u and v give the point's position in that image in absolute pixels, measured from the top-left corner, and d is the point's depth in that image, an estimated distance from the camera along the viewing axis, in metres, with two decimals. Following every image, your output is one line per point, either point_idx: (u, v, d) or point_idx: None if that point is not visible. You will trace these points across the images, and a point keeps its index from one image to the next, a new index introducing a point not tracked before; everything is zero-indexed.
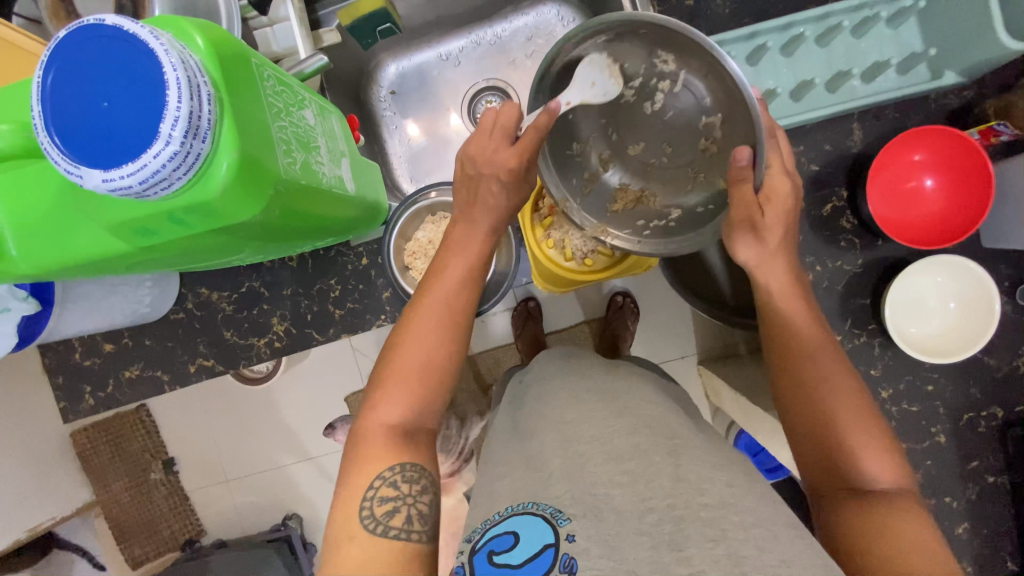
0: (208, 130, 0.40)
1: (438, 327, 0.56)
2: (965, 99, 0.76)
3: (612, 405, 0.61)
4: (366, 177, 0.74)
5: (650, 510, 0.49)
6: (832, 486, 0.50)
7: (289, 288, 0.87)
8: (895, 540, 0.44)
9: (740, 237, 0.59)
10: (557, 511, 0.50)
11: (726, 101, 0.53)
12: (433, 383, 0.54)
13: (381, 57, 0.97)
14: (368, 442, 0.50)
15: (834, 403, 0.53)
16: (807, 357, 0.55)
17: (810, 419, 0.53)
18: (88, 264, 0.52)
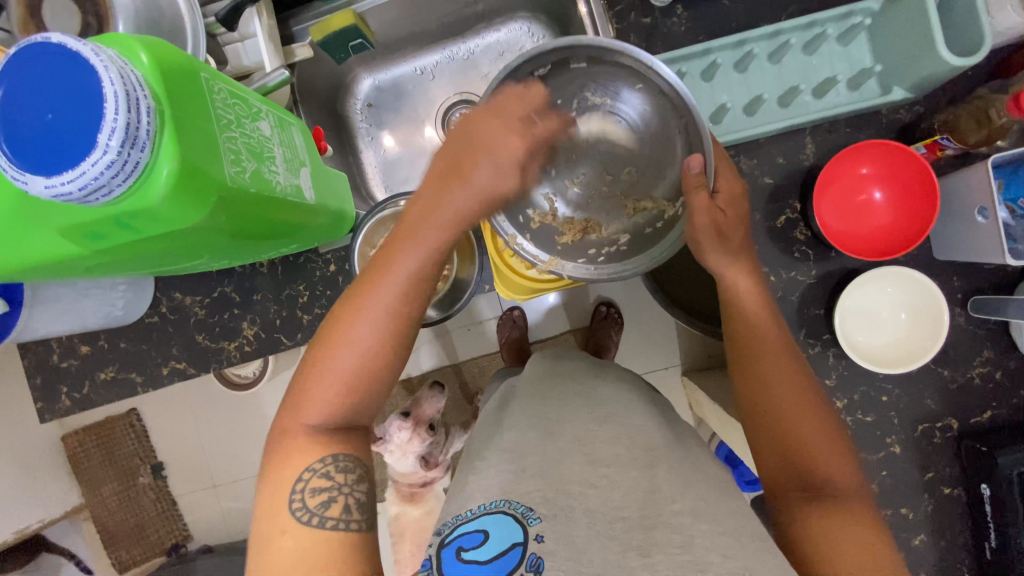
0: (147, 141, 0.43)
1: (374, 317, 0.52)
2: (915, 114, 0.77)
3: (596, 412, 0.62)
4: (328, 186, 0.77)
5: (621, 519, 0.50)
6: (786, 490, 0.51)
7: (260, 294, 0.89)
8: (838, 543, 0.45)
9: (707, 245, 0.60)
10: (528, 511, 0.50)
11: (658, 127, 0.64)
12: (371, 375, 0.52)
13: (357, 71, 1.01)
14: (289, 439, 0.49)
15: (791, 411, 0.54)
16: (769, 362, 0.56)
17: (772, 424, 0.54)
18: (42, 265, 0.54)
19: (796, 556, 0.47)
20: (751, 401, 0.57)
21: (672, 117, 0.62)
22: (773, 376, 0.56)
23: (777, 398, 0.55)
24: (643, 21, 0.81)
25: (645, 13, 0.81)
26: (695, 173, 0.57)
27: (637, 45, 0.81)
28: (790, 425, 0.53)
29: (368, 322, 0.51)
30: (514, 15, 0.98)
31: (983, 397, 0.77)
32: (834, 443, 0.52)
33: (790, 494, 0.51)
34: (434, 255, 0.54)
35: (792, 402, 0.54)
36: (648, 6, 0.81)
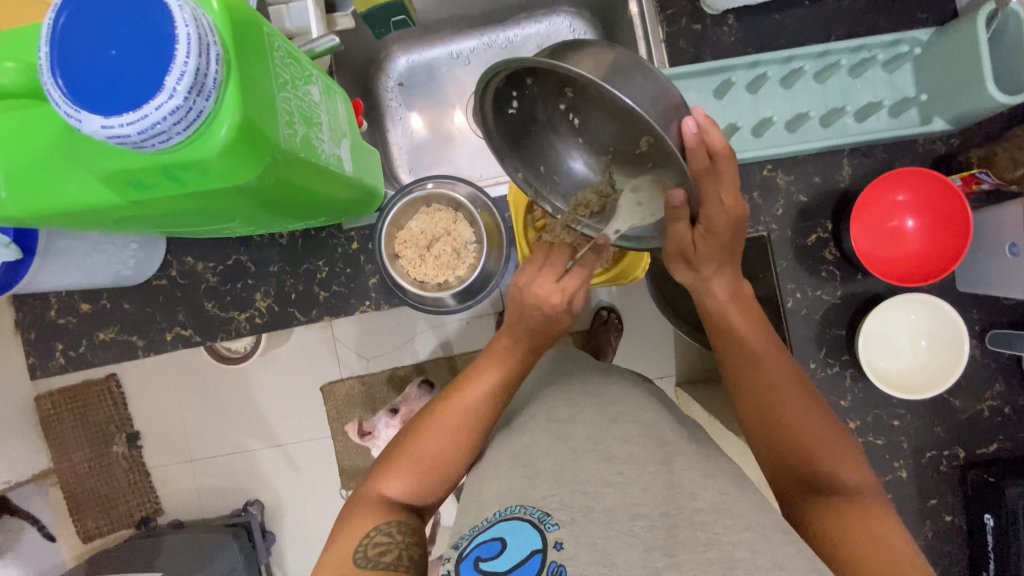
0: (213, 90, 0.41)
1: (456, 428, 0.60)
2: (951, 147, 0.78)
3: (605, 409, 0.61)
4: (364, 162, 0.75)
5: (642, 516, 0.50)
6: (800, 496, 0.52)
7: (275, 265, 0.87)
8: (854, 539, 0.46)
9: (676, 264, 0.65)
10: (546, 516, 0.50)
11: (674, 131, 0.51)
12: (436, 474, 0.59)
13: (393, 49, 0.99)
14: (367, 504, 0.56)
15: (785, 410, 0.56)
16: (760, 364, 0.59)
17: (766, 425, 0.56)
18: (78, 214, 0.51)
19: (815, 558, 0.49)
20: (746, 405, 0.58)
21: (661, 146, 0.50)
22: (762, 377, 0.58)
23: (771, 399, 0.56)
24: (695, 27, 0.81)
25: (697, 19, 0.81)
26: (678, 206, 0.56)
27: (686, 50, 0.81)
28: (784, 424, 0.55)
29: (449, 432, 0.60)
30: (557, 8, 0.97)
31: (989, 430, 0.79)
32: (834, 436, 0.54)
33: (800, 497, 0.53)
34: (509, 378, 0.64)
35: (786, 401, 0.56)
36: (699, 12, 0.81)
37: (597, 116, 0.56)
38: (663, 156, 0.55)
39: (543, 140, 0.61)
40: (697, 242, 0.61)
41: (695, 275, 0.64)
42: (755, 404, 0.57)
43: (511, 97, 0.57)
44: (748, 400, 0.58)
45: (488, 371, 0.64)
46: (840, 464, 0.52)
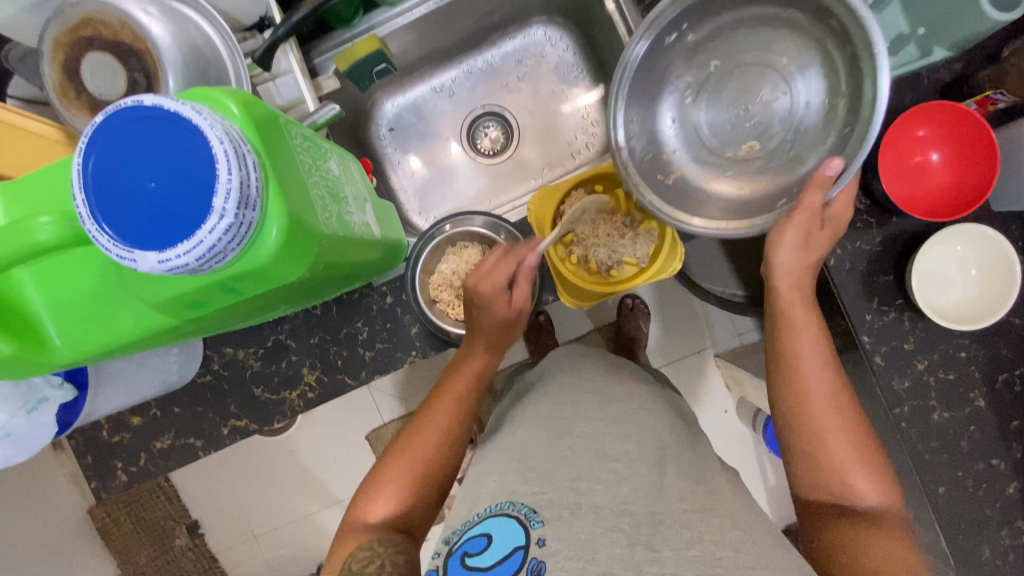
0: (258, 198, 0.40)
1: (434, 437, 0.63)
2: (956, 73, 0.78)
3: (604, 408, 0.64)
4: (387, 218, 0.75)
5: (629, 513, 0.52)
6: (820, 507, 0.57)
7: (315, 336, 0.86)
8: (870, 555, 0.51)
9: (788, 236, 0.62)
10: (531, 512, 0.52)
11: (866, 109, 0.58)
12: (424, 484, 0.60)
13: (377, 97, 0.98)
14: (354, 526, 0.57)
15: (821, 426, 0.58)
16: (805, 375, 0.60)
17: (802, 437, 0.59)
18: (136, 343, 0.51)
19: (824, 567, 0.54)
20: (786, 407, 0.61)
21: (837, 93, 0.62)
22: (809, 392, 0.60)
23: (808, 412, 0.59)
24: None
25: None
26: (832, 173, 0.59)
27: None
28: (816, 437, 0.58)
29: (426, 438, 0.62)
30: (530, 20, 0.97)
31: None
32: (873, 464, 0.57)
33: (820, 508, 0.57)
34: (472, 388, 0.67)
35: (824, 418, 0.58)
36: None
37: (718, 94, 0.68)
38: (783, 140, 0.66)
39: (664, 122, 0.70)
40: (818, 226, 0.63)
41: (798, 259, 0.63)
42: (793, 409, 0.60)
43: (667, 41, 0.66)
44: (789, 406, 0.61)
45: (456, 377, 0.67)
46: (867, 491, 0.55)
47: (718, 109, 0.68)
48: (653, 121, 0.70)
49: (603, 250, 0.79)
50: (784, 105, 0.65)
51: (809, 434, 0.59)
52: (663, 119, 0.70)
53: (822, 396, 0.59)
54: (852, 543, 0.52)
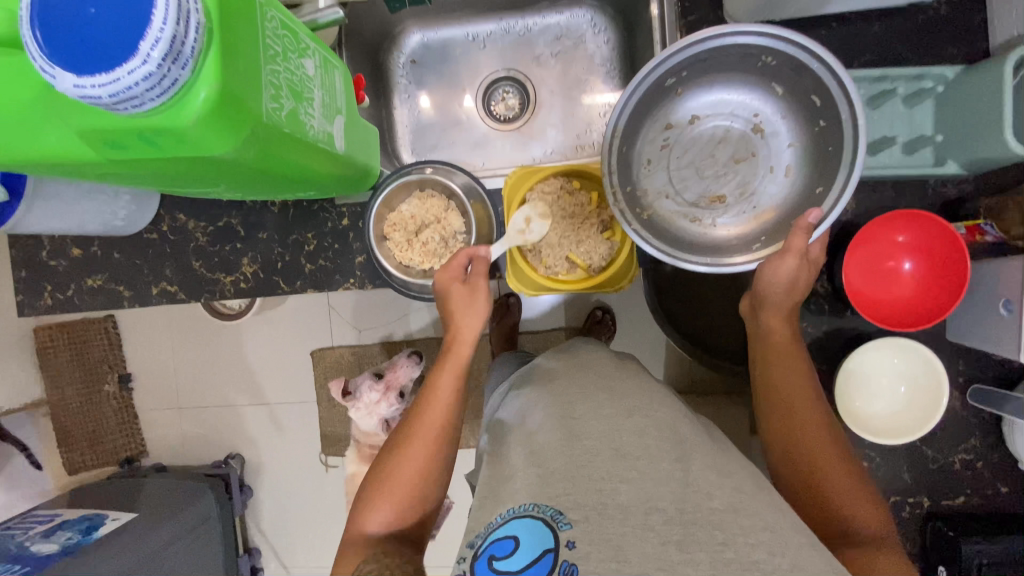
0: (191, 58, 0.40)
1: (425, 446, 0.57)
2: (961, 192, 0.76)
3: (619, 401, 0.53)
4: (360, 138, 0.74)
5: (658, 510, 0.44)
6: (826, 538, 0.50)
7: (266, 232, 0.87)
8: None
9: (779, 263, 0.60)
10: (558, 514, 0.44)
11: (824, 161, 0.63)
12: (419, 494, 0.57)
13: (408, 24, 0.97)
14: (353, 543, 0.54)
15: (810, 440, 0.55)
16: (786, 390, 0.58)
17: (798, 465, 0.54)
18: (56, 165, 0.51)
19: None
20: (774, 425, 0.58)
21: (810, 159, 0.65)
22: (792, 405, 0.57)
23: (793, 426, 0.56)
24: None
25: None
26: (815, 226, 0.59)
27: None
28: (811, 452, 0.54)
29: (416, 450, 0.57)
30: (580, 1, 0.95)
31: (957, 484, 0.78)
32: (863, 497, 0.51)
33: (827, 542, 0.50)
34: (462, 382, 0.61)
35: (812, 433, 0.55)
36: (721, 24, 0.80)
37: (690, 139, 0.70)
38: (744, 198, 0.68)
39: (643, 159, 0.69)
40: (802, 273, 0.61)
41: (788, 294, 0.62)
42: (783, 425, 0.57)
43: (664, 83, 0.65)
44: (775, 429, 0.57)
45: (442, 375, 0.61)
46: (868, 517, 0.50)
47: (689, 155, 0.70)
48: (634, 158, 0.68)
49: (557, 248, 0.79)
50: (748, 162, 0.68)
51: (793, 460, 0.54)
52: (642, 156, 0.69)
53: (806, 415, 0.56)
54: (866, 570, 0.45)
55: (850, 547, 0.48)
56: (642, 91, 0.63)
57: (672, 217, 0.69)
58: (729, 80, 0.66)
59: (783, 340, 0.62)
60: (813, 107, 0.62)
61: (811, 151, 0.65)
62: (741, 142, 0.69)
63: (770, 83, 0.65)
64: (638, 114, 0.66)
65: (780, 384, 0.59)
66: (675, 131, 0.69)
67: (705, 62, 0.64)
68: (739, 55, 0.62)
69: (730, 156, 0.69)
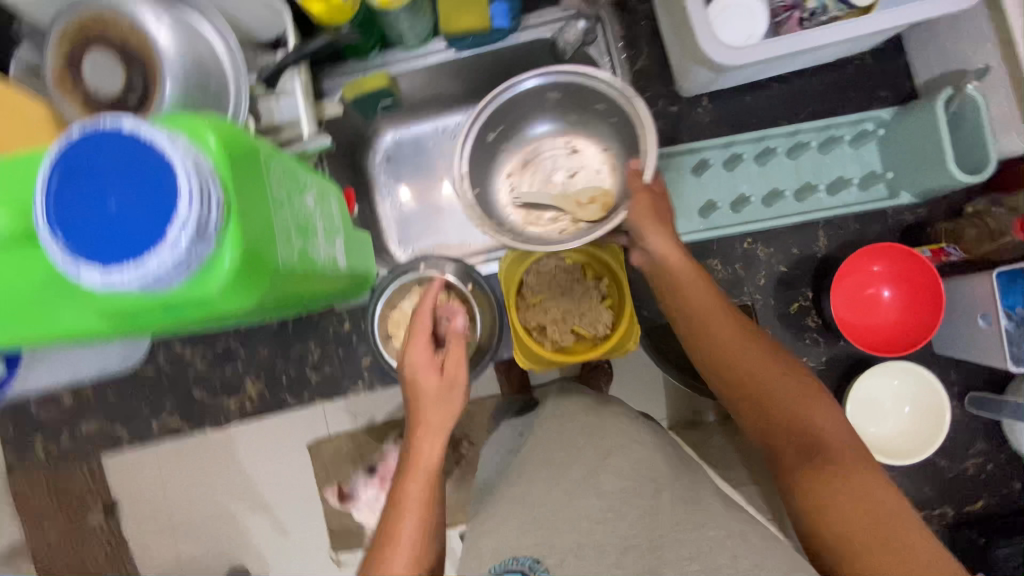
0: (212, 233, 0.42)
1: (421, 504, 0.53)
2: (918, 218, 0.83)
3: (597, 445, 0.58)
4: (355, 248, 0.75)
5: (631, 547, 0.48)
6: (784, 454, 0.54)
7: (266, 349, 0.86)
8: (830, 502, 0.49)
9: (653, 233, 0.66)
10: (535, 562, 0.48)
11: (634, 138, 0.80)
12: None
13: (380, 125, 1.01)
14: None
15: (745, 364, 0.58)
16: (710, 326, 0.61)
17: (741, 399, 0.57)
18: (67, 340, 0.50)
19: (820, 540, 0.49)
20: (708, 364, 0.61)
21: (623, 125, 0.79)
22: (716, 335, 0.60)
23: (728, 361, 0.59)
24: (671, 110, 0.86)
25: (673, 101, 0.86)
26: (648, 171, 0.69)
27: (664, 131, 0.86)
28: (749, 373, 0.57)
29: (410, 517, 0.52)
30: None
31: (979, 486, 0.82)
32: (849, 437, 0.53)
33: (785, 455, 0.54)
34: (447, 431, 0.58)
35: (748, 362, 0.58)
36: (675, 95, 0.86)
37: (535, 178, 0.87)
38: (601, 196, 0.81)
39: (499, 207, 0.87)
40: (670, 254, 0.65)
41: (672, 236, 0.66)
42: (716, 364, 0.60)
43: (489, 131, 0.80)
44: (709, 367, 0.61)
45: (428, 437, 0.57)
46: (814, 415, 0.54)
47: (537, 186, 0.87)
48: (491, 204, 0.85)
49: (559, 321, 0.82)
50: (584, 172, 0.86)
51: (772, 419, 0.55)
52: (502, 200, 0.87)
53: (732, 344, 0.59)
54: (825, 491, 0.50)
55: (808, 458, 0.52)
56: (469, 142, 0.77)
57: (542, 233, 0.83)
58: (539, 113, 0.83)
59: (687, 276, 0.64)
60: (597, 108, 0.79)
61: (626, 146, 0.82)
62: (580, 168, 0.86)
63: (570, 111, 0.83)
64: (479, 166, 0.82)
65: (702, 321, 0.62)
66: (519, 174, 0.87)
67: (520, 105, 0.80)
68: (532, 92, 0.78)
69: (573, 176, 0.86)
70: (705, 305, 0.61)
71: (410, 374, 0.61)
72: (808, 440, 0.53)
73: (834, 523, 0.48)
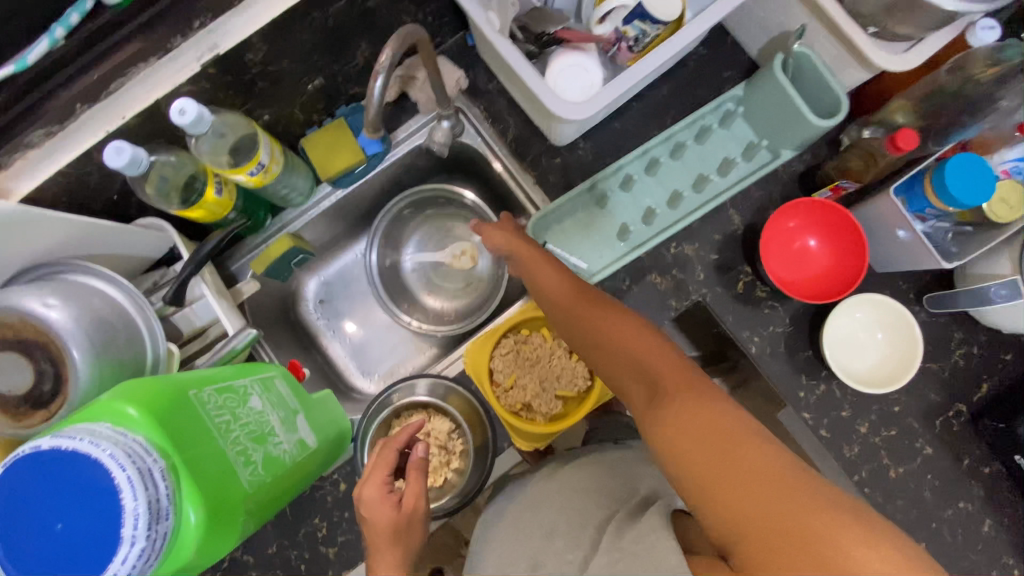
0: (167, 506, 0.42)
1: None
2: (807, 164, 0.89)
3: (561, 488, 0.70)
4: (322, 413, 0.74)
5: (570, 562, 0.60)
6: (640, 396, 0.60)
7: (273, 545, 0.82)
8: (686, 424, 0.53)
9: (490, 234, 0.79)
10: None
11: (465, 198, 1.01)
12: None
13: (301, 277, 1.02)
14: None
15: (598, 325, 0.66)
16: (566, 303, 0.70)
17: (609, 358, 0.64)
18: None
19: (674, 457, 0.53)
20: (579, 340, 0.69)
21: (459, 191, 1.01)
22: (576, 309, 0.69)
23: (587, 324, 0.67)
24: (556, 161, 0.90)
25: (554, 153, 0.91)
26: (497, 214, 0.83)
27: (556, 182, 0.91)
28: (602, 334, 0.65)
29: None
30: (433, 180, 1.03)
31: (974, 374, 0.85)
32: (786, 475, 0.49)
33: (642, 396, 0.60)
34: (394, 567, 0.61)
35: (598, 321, 0.66)
36: (553, 148, 0.90)
37: (433, 279, 1.03)
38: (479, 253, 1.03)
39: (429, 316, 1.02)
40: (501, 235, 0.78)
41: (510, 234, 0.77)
42: (584, 330, 0.67)
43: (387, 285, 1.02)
44: (580, 334, 0.68)
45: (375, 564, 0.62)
46: (654, 356, 0.60)
47: (434, 279, 1.04)
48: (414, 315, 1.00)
49: (539, 392, 0.81)
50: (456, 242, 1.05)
51: (626, 365, 0.62)
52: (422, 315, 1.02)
53: (591, 312, 0.67)
54: (677, 415, 0.54)
55: (660, 394, 0.57)
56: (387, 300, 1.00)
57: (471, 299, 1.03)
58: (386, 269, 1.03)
59: (544, 273, 0.73)
60: (423, 208, 1.03)
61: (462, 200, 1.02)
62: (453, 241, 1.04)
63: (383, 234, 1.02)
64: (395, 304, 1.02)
65: (557, 300, 0.71)
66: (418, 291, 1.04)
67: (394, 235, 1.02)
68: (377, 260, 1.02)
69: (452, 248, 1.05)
70: (558, 287, 0.71)
71: (366, 507, 0.65)
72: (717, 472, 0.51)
73: (688, 455, 0.52)
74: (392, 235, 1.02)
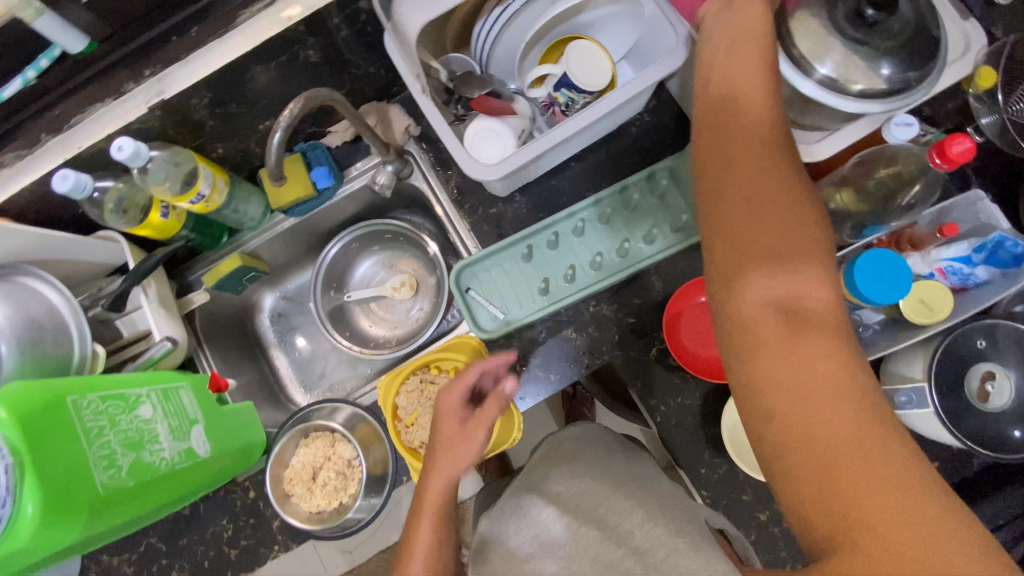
0: (5, 498, 0.49)
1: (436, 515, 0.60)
2: None
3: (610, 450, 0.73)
4: (229, 427, 0.80)
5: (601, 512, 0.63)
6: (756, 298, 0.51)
7: (184, 538, 0.89)
8: (795, 361, 0.48)
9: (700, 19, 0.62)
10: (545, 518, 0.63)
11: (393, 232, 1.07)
12: None
13: (260, 292, 1.10)
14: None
15: (768, 200, 0.53)
16: (749, 166, 0.55)
17: (746, 251, 0.53)
18: None
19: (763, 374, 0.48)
20: (725, 210, 0.55)
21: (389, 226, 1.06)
22: (759, 181, 0.55)
23: (756, 192, 0.54)
24: (491, 212, 0.94)
25: (491, 204, 0.94)
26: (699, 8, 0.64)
27: (490, 231, 0.94)
28: (781, 218, 0.53)
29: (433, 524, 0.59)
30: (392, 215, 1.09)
31: None
32: (882, 433, 0.46)
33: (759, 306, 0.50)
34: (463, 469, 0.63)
35: (774, 194, 0.53)
36: (491, 199, 0.94)
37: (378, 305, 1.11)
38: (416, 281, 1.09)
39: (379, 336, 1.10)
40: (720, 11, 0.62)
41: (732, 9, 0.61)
42: (740, 200, 0.54)
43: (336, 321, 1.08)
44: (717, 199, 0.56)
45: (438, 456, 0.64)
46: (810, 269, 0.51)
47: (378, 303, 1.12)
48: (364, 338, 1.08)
49: None
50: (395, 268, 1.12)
51: (768, 251, 0.52)
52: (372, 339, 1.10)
53: (782, 190, 0.54)
54: (799, 355, 0.48)
55: (783, 310, 0.50)
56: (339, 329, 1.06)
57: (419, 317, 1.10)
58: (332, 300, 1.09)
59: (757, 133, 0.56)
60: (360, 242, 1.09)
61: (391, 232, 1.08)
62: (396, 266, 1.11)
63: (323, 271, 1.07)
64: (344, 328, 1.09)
65: (743, 151, 0.56)
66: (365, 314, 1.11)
67: (342, 266, 1.10)
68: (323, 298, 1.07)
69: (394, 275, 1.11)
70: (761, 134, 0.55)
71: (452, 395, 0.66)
72: (831, 439, 0.45)
73: (805, 414, 0.46)
74: (336, 265, 1.08)
